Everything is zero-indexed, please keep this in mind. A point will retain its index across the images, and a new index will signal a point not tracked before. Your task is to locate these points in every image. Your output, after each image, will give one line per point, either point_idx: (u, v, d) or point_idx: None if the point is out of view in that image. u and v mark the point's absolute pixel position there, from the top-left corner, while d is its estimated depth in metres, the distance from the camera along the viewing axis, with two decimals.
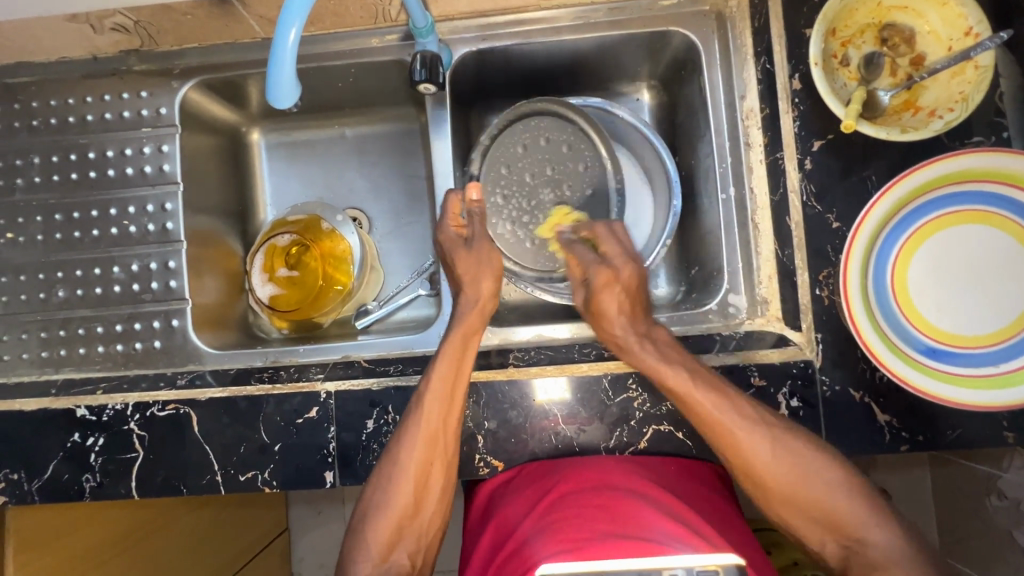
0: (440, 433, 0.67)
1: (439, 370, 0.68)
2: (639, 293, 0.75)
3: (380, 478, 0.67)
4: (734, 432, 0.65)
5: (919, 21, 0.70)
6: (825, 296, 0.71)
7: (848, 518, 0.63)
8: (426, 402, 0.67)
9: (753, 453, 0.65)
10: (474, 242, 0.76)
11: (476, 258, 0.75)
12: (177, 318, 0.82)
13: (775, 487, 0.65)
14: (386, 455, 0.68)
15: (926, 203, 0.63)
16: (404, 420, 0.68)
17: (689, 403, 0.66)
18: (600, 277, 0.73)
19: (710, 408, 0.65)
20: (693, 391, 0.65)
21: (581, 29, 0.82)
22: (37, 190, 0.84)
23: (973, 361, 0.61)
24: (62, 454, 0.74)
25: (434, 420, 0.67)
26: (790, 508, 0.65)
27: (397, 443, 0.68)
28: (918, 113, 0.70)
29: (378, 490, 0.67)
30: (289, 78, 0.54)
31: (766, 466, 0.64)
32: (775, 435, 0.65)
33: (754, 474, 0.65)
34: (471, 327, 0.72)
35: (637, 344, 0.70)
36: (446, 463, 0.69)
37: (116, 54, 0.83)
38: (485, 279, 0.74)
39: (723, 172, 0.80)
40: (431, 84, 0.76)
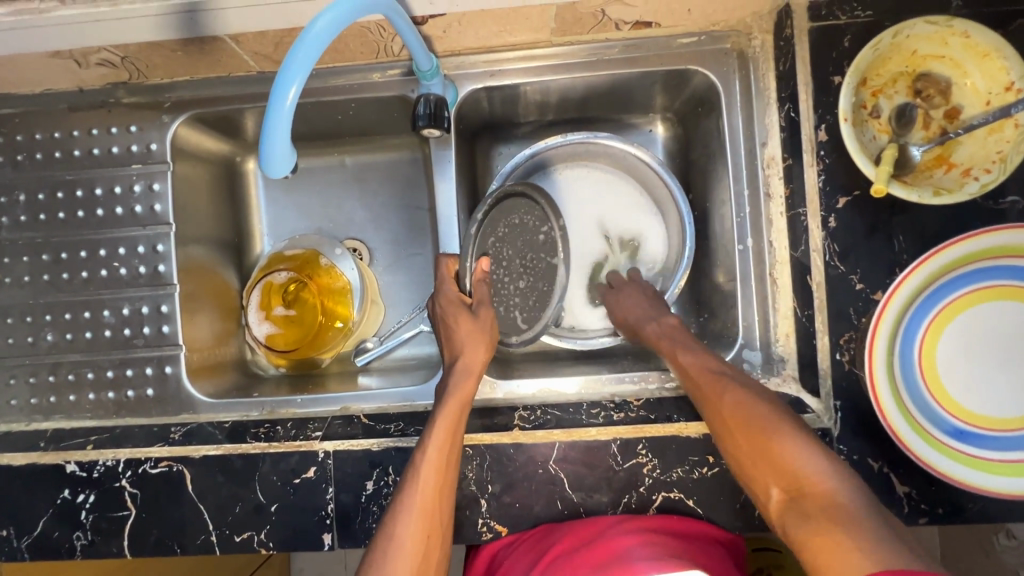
0: (436, 505, 0.63)
1: (434, 438, 0.65)
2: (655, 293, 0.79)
3: (375, 558, 0.59)
4: (726, 390, 0.62)
5: (956, 72, 0.65)
6: (846, 360, 0.68)
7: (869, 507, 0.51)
8: (421, 470, 0.63)
9: (738, 409, 0.60)
10: (478, 309, 0.71)
11: (480, 325, 0.70)
12: (171, 365, 0.80)
13: (753, 451, 0.58)
14: (379, 535, 0.61)
15: (959, 278, 0.59)
16: (397, 497, 0.63)
17: (688, 376, 0.67)
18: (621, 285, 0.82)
19: (705, 369, 0.65)
20: (681, 353, 0.69)
21: (595, 66, 0.77)
22: (23, 229, 0.81)
23: (1002, 445, 0.58)
24: (52, 511, 0.71)
25: (429, 493, 0.63)
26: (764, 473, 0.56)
27: (390, 522, 0.61)
28: (951, 170, 0.66)
29: (371, 574, 0.58)
30: (283, 150, 0.50)
31: (748, 419, 0.59)
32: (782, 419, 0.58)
33: (737, 431, 0.59)
34: (464, 393, 0.68)
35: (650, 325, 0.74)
36: (442, 541, 0.63)
37: (104, 86, 0.79)
38: (479, 348, 0.69)
39: (740, 222, 0.77)
40: (435, 129, 0.71)
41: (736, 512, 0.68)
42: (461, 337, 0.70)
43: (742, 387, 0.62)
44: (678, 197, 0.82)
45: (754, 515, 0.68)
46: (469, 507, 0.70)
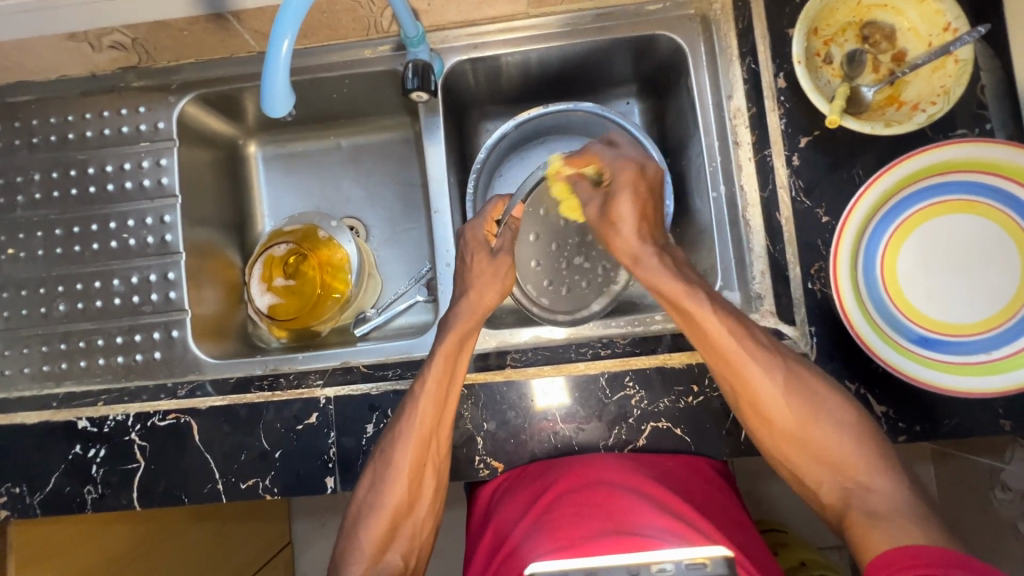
0: (433, 438, 0.69)
1: (434, 371, 0.69)
2: (657, 194, 0.73)
3: (376, 479, 0.68)
4: (748, 363, 0.65)
5: (899, 19, 0.71)
6: (817, 289, 0.72)
7: (854, 462, 0.63)
8: (420, 405, 0.68)
9: (759, 381, 0.65)
10: (499, 253, 0.76)
11: (494, 265, 0.75)
12: (178, 329, 0.83)
13: (785, 427, 0.65)
14: (377, 458, 0.69)
15: (913, 194, 0.64)
16: (394, 426, 0.69)
17: (704, 332, 0.65)
18: (625, 176, 0.70)
19: (727, 336, 0.65)
20: (709, 318, 0.65)
21: (570, 35, 0.84)
22: (37, 207, 0.85)
23: (966, 348, 0.62)
24: (63, 466, 0.74)
25: (425, 426, 0.68)
26: (797, 449, 0.65)
27: (387, 448, 0.69)
28: (902, 107, 0.71)
29: (369, 493, 0.69)
30: (282, 89, 0.55)
31: (772, 395, 0.65)
32: (787, 371, 0.65)
33: (760, 405, 0.66)
34: (465, 331, 0.72)
35: (655, 260, 0.69)
36: (438, 464, 0.70)
37: (114, 71, 0.84)
38: (492, 292, 0.75)
39: (713, 171, 0.80)
40: (423, 92, 0.77)
41: (722, 438, 0.71)
42: (476, 275, 0.75)
43: (752, 339, 0.65)
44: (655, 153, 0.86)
45: (739, 441, 0.71)
46: (466, 446, 0.73)
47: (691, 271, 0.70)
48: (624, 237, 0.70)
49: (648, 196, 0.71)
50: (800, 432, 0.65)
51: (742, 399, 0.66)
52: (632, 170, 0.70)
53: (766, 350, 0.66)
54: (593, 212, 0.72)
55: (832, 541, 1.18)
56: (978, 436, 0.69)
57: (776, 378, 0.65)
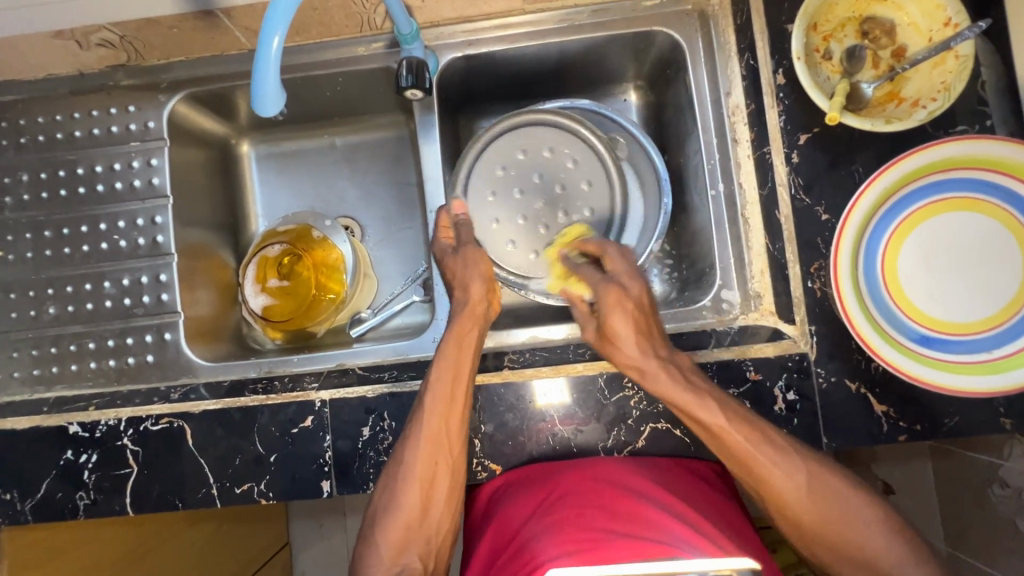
0: (445, 435, 0.67)
1: (438, 370, 0.68)
2: (650, 314, 0.69)
3: (388, 483, 0.67)
4: (767, 465, 0.62)
5: (899, 14, 0.70)
6: (817, 288, 0.71)
7: (881, 556, 0.60)
8: (427, 403, 0.67)
9: (785, 489, 0.62)
10: (462, 248, 0.76)
11: (464, 260, 0.75)
12: (170, 331, 0.82)
13: (807, 527, 0.63)
14: (393, 457, 0.69)
15: (914, 191, 0.64)
16: (409, 423, 0.68)
17: (708, 431, 0.63)
18: (609, 299, 0.67)
19: (744, 443, 0.62)
20: (708, 415, 0.62)
21: (566, 31, 0.82)
22: (26, 208, 0.84)
23: (967, 347, 0.62)
24: (55, 472, 0.73)
25: (434, 424, 0.66)
26: (824, 547, 0.63)
27: (402, 448, 0.68)
28: (902, 104, 0.70)
29: (384, 495, 0.67)
30: (273, 88, 0.54)
31: (799, 497, 0.62)
32: (801, 469, 0.62)
33: (786, 509, 0.63)
34: (463, 329, 0.70)
35: (667, 374, 0.64)
36: (452, 463, 0.68)
37: (103, 69, 0.83)
38: (477, 279, 0.73)
39: (712, 168, 0.80)
40: (418, 90, 0.76)
41: None
42: (453, 274, 0.75)
43: (766, 443, 0.62)
44: (652, 151, 0.86)
45: None
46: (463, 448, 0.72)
47: (695, 371, 0.67)
48: (624, 353, 0.66)
49: (642, 311, 0.68)
50: (824, 530, 0.62)
51: (768, 498, 0.64)
52: (617, 289, 0.68)
53: (789, 450, 0.63)
54: (592, 335, 0.70)
55: None
56: (978, 435, 0.68)
57: (793, 478, 0.62)
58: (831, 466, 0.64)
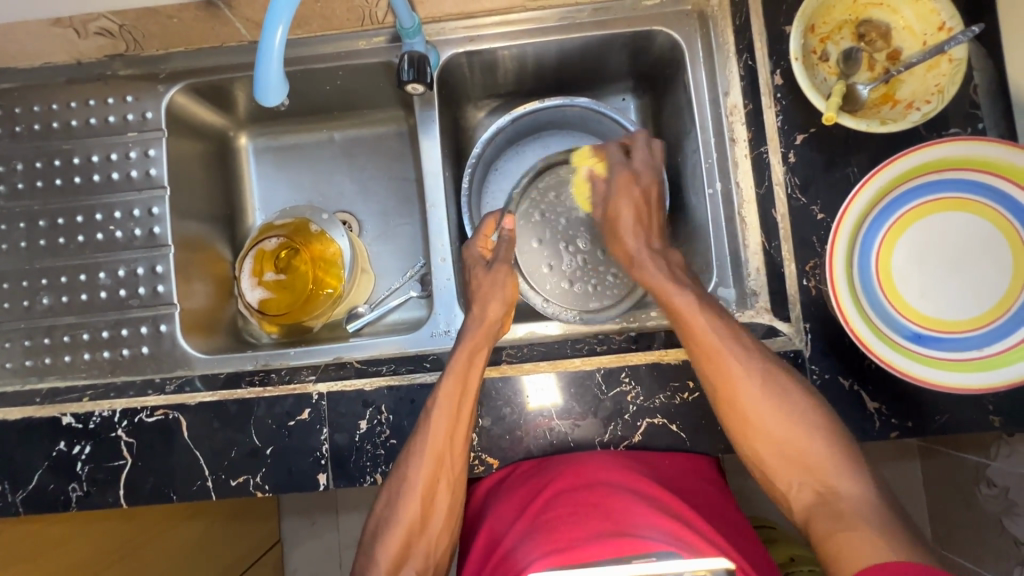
0: (448, 452, 0.67)
1: (445, 387, 0.68)
2: (654, 204, 0.79)
3: (392, 493, 0.68)
4: (728, 359, 0.66)
5: (894, 17, 0.72)
6: (812, 286, 0.72)
7: (828, 463, 0.63)
8: (433, 418, 0.67)
9: (742, 388, 0.65)
10: (495, 265, 0.78)
11: (494, 278, 0.77)
12: (165, 323, 0.82)
13: (765, 432, 0.65)
14: (395, 471, 0.68)
15: (907, 192, 0.65)
16: (414, 435, 0.69)
17: (691, 333, 0.68)
18: (620, 180, 0.78)
19: (710, 334, 0.67)
20: (697, 316, 0.68)
21: (567, 29, 0.83)
22: (20, 197, 0.83)
23: (957, 344, 0.63)
24: (47, 463, 0.73)
25: (440, 438, 0.67)
26: (769, 447, 0.65)
27: (404, 460, 0.68)
28: (897, 106, 0.71)
29: (388, 505, 0.68)
30: (276, 77, 0.54)
31: (750, 394, 0.65)
32: (769, 374, 0.66)
33: (741, 410, 0.66)
34: (475, 345, 0.71)
35: (650, 260, 0.75)
36: (452, 480, 0.69)
37: (101, 59, 0.82)
38: (495, 300, 0.74)
39: (709, 167, 0.82)
40: (419, 84, 0.76)
41: (717, 435, 0.71)
42: (478, 289, 0.77)
43: (747, 352, 0.67)
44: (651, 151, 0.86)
45: None
46: None
47: (685, 275, 0.74)
48: (624, 241, 0.78)
49: (647, 202, 0.78)
50: (783, 438, 0.64)
51: (722, 403, 0.67)
52: (628, 174, 0.79)
53: (751, 353, 0.67)
54: (600, 214, 0.82)
55: None
56: (967, 432, 0.70)
57: (757, 375, 0.66)
58: (794, 375, 0.67)
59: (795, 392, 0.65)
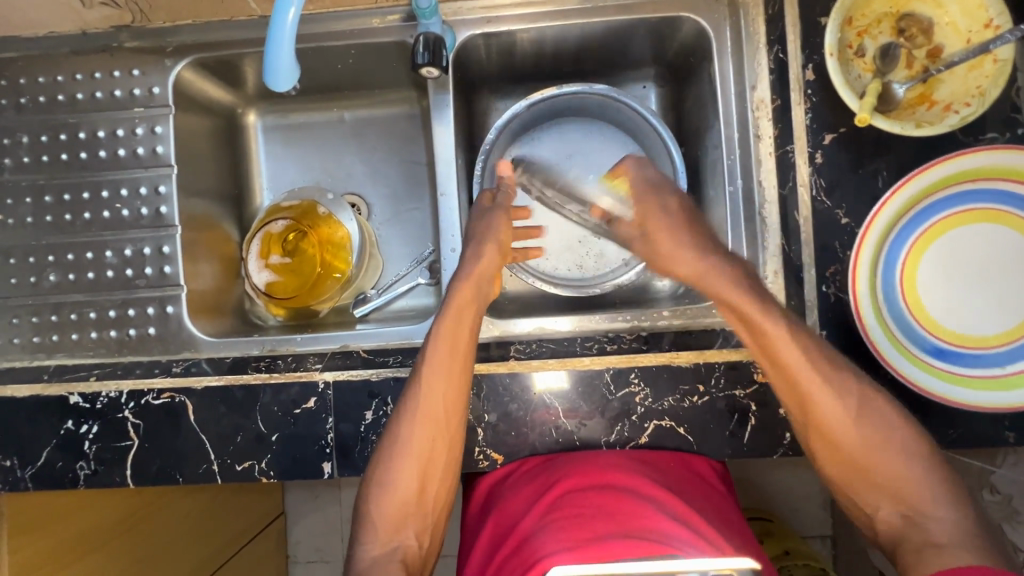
0: (441, 413, 0.66)
1: (435, 345, 0.67)
2: (694, 218, 0.73)
3: (382, 459, 0.67)
4: (819, 389, 0.61)
5: (937, 12, 0.68)
6: (831, 293, 0.69)
7: (909, 488, 0.59)
8: (422, 377, 0.67)
9: (834, 409, 0.61)
10: (495, 207, 0.79)
11: (486, 222, 0.76)
12: (172, 305, 0.81)
13: (872, 471, 0.61)
14: (385, 435, 0.68)
15: (939, 202, 0.62)
16: (403, 399, 0.68)
17: (774, 357, 0.62)
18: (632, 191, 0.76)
19: (797, 357, 0.61)
20: (784, 344, 0.61)
21: (590, 13, 0.79)
22: (25, 171, 0.82)
23: (983, 361, 0.61)
24: (55, 441, 0.73)
25: (434, 392, 0.66)
26: (859, 479, 0.62)
27: (395, 425, 0.67)
28: (933, 107, 0.68)
29: (378, 472, 0.67)
30: (286, 63, 0.53)
31: (847, 426, 0.61)
32: (857, 390, 0.62)
33: (832, 435, 0.62)
34: (462, 300, 0.69)
35: (727, 287, 0.65)
36: (450, 437, 0.67)
37: (107, 30, 0.80)
38: (489, 248, 0.73)
39: (731, 164, 0.77)
40: (434, 67, 0.73)
41: (725, 440, 0.70)
42: (476, 230, 0.75)
43: (846, 375, 0.62)
44: (669, 144, 0.84)
45: (741, 443, 0.70)
46: (466, 436, 0.72)
47: (762, 286, 0.66)
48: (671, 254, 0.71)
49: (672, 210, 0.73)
50: (907, 492, 0.59)
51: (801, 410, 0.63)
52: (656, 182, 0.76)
53: (840, 368, 0.62)
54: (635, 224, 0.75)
55: (817, 531, 1.20)
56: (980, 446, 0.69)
57: (849, 401, 0.61)
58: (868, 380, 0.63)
59: (886, 410, 0.61)
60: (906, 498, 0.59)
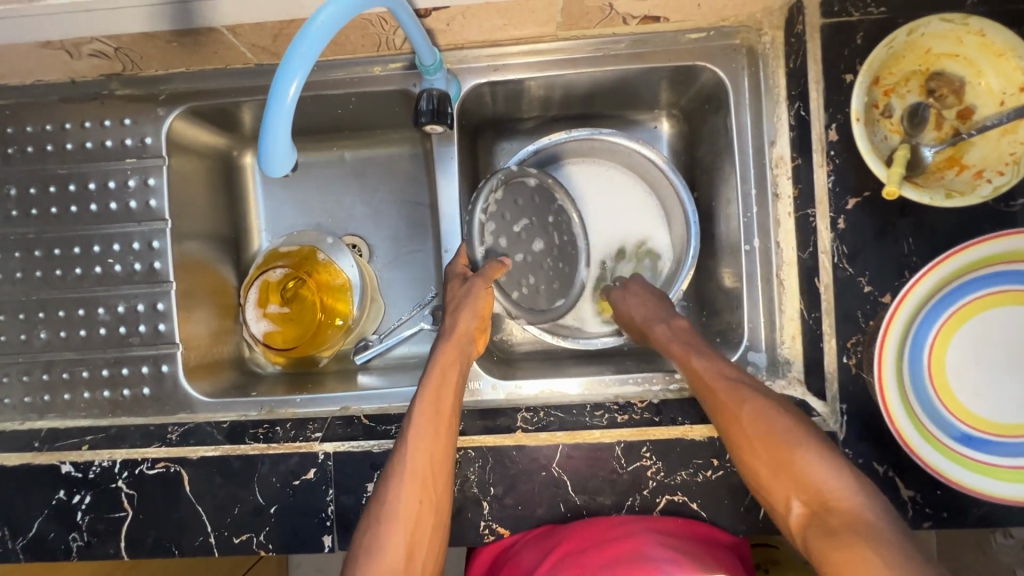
0: (430, 471, 0.63)
1: (423, 400, 0.66)
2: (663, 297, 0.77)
3: (367, 527, 0.61)
4: (730, 396, 0.62)
5: (970, 71, 0.64)
6: (852, 364, 0.67)
7: (832, 491, 0.54)
8: (410, 434, 0.64)
9: (758, 419, 0.60)
10: (472, 279, 0.72)
11: (468, 290, 0.71)
12: (167, 364, 0.78)
13: (790, 477, 0.56)
14: (371, 502, 0.64)
15: (979, 278, 0.58)
16: (391, 461, 0.65)
17: (690, 371, 0.66)
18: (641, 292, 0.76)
19: (702, 376, 0.65)
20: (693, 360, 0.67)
21: (601, 61, 0.75)
22: (14, 224, 0.79)
23: (1010, 450, 0.58)
24: (47, 511, 0.71)
25: (422, 447, 0.64)
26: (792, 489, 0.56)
27: (382, 489, 0.64)
28: (963, 172, 0.65)
29: (363, 541, 0.61)
30: (284, 147, 0.49)
31: (763, 434, 0.59)
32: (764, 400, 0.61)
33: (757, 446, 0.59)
34: (446, 358, 0.69)
35: (665, 332, 0.71)
36: (438, 498, 0.63)
37: (96, 78, 0.77)
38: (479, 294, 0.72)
39: (747, 222, 0.75)
40: (438, 125, 0.70)
41: (740, 516, 0.68)
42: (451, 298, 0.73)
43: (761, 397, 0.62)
44: (683, 195, 0.81)
45: (757, 518, 0.68)
46: (471, 509, 0.69)
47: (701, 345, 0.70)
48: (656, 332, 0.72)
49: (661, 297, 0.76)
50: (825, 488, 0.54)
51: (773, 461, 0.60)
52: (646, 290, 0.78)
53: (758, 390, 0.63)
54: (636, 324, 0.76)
55: None
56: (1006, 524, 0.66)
57: (760, 409, 0.60)
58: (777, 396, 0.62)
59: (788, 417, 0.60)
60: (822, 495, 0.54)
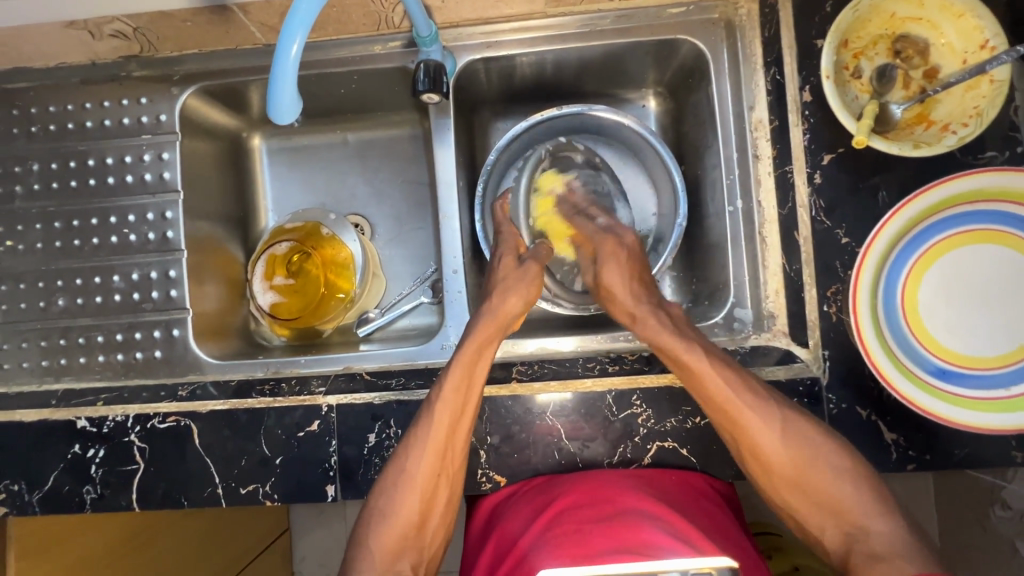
0: (449, 447, 0.66)
1: (451, 379, 0.67)
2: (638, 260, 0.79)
3: (387, 488, 0.66)
4: (727, 393, 0.64)
5: (934, 33, 0.68)
6: (832, 313, 0.70)
7: (850, 505, 0.62)
8: (437, 411, 0.66)
9: (747, 416, 0.64)
10: (526, 261, 0.78)
11: (522, 273, 0.76)
12: (178, 328, 0.82)
13: (784, 476, 0.64)
14: (392, 462, 0.67)
15: (940, 221, 0.62)
16: (414, 429, 0.67)
17: (683, 366, 0.67)
18: (607, 249, 0.79)
19: (700, 369, 0.65)
20: (688, 356, 0.66)
21: (588, 37, 0.80)
22: (36, 198, 0.84)
23: (984, 382, 0.61)
24: (62, 465, 0.74)
25: (443, 428, 0.66)
26: (795, 492, 0.64)
27: (404, 455, 0.67)
28: (931, 127, 0.68)
29: (382, 497, 0.66)
30: (290, 94, 0.53)
31: (758, 432, 0.63)
32: (757, 397, 0.64)
33: (751, 442, 0.64)
34: (482, 340, 0.70)
35: (655, 318, 0.72)
36: (453, 473, 0.67)
37: (115, 59, 0.82)
38: (514, 296, 0.74)
39: (730, 184, 0.79)
40: (434, 94, 0.74)
41: (728, 461, 0.70)
42: (501, 279, 0.76)
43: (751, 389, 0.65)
44: (670, 165, 0.84)
45: None
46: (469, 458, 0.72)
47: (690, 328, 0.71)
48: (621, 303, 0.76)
49: (634, 260, 0.79)
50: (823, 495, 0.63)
51: (748, 455, 0.65)
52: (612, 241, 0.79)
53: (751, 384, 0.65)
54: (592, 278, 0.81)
55: None
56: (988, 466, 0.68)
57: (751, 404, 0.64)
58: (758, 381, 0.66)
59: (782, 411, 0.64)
60: (844, 512, 0.62)
